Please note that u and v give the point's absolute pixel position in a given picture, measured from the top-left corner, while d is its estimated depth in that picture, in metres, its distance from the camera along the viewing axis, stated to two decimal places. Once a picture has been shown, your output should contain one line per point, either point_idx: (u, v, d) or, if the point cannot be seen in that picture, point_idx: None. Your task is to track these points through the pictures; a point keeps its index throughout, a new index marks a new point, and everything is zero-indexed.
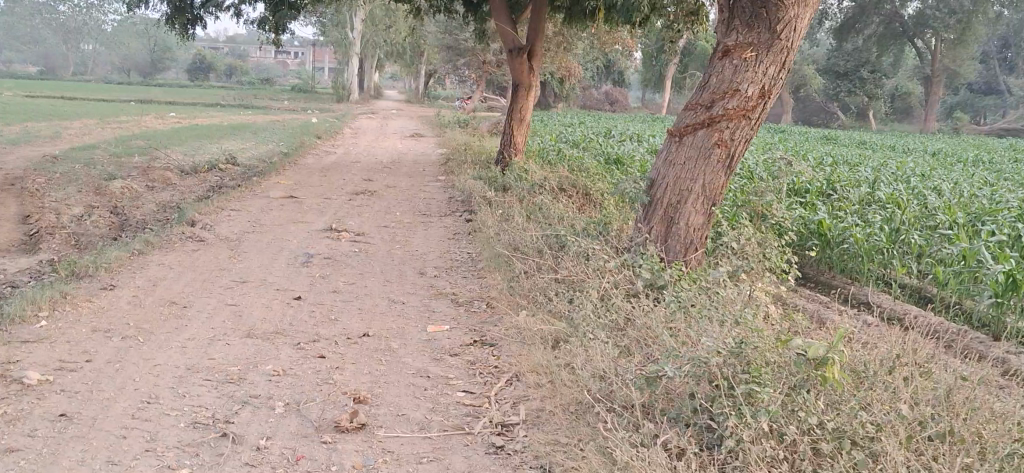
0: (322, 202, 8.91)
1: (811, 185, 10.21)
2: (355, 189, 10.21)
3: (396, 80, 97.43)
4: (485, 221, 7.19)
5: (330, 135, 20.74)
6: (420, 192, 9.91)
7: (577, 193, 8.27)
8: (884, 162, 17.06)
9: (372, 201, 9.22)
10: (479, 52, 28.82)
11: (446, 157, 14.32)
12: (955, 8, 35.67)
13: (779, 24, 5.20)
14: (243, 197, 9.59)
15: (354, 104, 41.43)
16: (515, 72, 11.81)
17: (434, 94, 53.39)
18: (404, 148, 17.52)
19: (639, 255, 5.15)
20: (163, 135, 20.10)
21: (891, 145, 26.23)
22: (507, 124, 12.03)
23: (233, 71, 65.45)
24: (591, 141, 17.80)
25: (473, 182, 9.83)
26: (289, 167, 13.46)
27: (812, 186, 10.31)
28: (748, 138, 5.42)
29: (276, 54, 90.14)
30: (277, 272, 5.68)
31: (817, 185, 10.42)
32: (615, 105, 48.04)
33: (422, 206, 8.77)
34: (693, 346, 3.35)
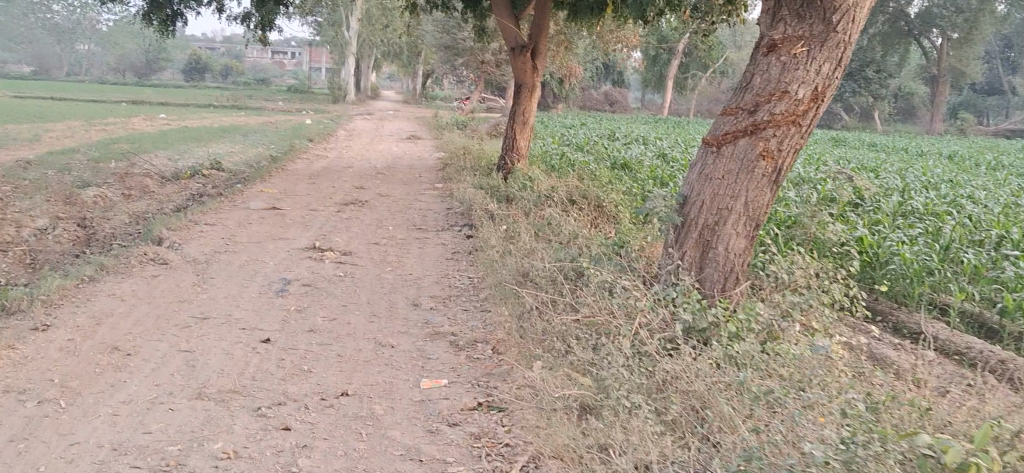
0: (309, 215, 8.13)
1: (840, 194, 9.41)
2: (344, 198, 9.42)
3: (393, 80, 96.68)
4: (488, 239, 6.42)
5: (324, 137, 19.93)
6: (417, 203, 9.11)
7: (589, 205, 7.49)
8: (906, 166, 16.29)
9: (363, 213, 8.41)
10: (477, 51, 28.02)
11: (443, 162, 13.51)
12: (962, 6, 35.00)
13: (835, 12, 4.41)
14: (221, 208, 8.80)
15: (351, 104, 40.61)
16: (517, 72, 11.01)
17: (433, 94, 52.58)
18: (400, 152, 16.73)
19: (673, 289, 4.36)
20: (149, 138, 19.23)
21: (901, 147, 25.50)
22: (509, 127, 11.22)
23: (229, 71, 64.51)
24: (596, 144, 17.01)
25: (475, 190, 9.05)
26: (276, 173, 12.63)
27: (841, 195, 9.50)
28: (797, 148, 4.62)
29: (272, 55, 89.38)
30: (246, 304, 4.87)
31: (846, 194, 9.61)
32: (615, 105, 47.26)
33: (417, 219, 7.98)
34: (777, 454, 2.63)
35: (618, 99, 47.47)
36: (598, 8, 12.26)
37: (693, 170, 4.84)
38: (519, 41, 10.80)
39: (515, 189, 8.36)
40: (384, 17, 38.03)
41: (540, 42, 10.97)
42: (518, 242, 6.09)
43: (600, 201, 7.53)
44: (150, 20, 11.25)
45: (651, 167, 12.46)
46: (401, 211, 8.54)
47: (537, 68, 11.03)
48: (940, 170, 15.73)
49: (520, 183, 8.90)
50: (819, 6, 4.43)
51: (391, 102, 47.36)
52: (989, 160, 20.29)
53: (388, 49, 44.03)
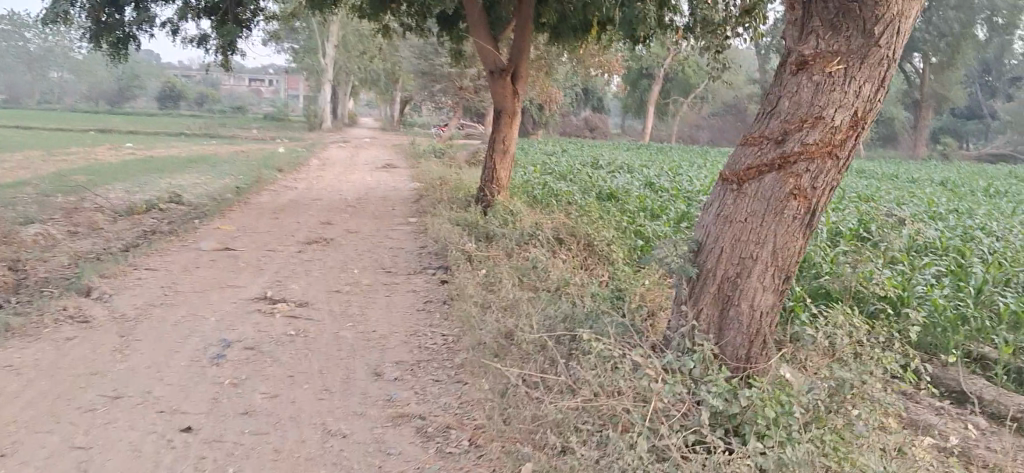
0: (270, 257, 7.30)
1: (846, 230, 8.67)
2: (310, 235, 8.59)
3: (374, 108, 96.16)
4: (465, 288, 5.61)
5: (295, 167, 19.07)
6: (389, 241, 8.30)
7: (577, 244, 6.72)
8: (904, 194, 15.61)
9: (326, 253, 7.57)
10: (455, 77, 27.30)
11: (419, 193, 12.71)
12: (943, 31, 34.29)
13: (878, 21, 3.67)
14: (171, 248, 7.92)
15: (327, 132, 39.81)
16: (497, 97, 10.22)
17: (411, 121, 51.90)
18: (374, 183, 15.89)
19: (691, 359, 3.57)
20: (111, 168, 18.36)
21: (891, 173, 24.82)
22: (488, 157, 10.43)
23: (205, 99, 63.70)
24: (580, 173, 16.26)
25: (451, 227, 8.25)
26: (238, 207, 11.79)
27: (847, 230, 8.76)
28: (833, 185, 3.85)
29: (250, 83, 88.75)
30: (171, 378, 4.02)
31: (852, 228, 8.87)
32: (595, 132, 46.70)
33: (387, 260, 7.16)
34: None
35: (598, 126, 46.93)
36: (583, 30, 11.52)
37: (710, 210, 4.07)
38: (499, 64, 10.03)
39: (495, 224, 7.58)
40: (360, 43, 37.26)
41: (521, 65, 10.22)
42: (501, 293, 5.29)
43: (591, 239, 6.75)
44: (99, 44, 10.38)
45: (640, 199, 11.71)
46: (370, 250, 7.73)
47: (518, 93, 10.25)
48: (940, 197, 15.04)
49: (500, 219, 8.11)
50: (860, 15, 3.68)
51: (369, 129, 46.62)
52: (983, 186, 19.66)
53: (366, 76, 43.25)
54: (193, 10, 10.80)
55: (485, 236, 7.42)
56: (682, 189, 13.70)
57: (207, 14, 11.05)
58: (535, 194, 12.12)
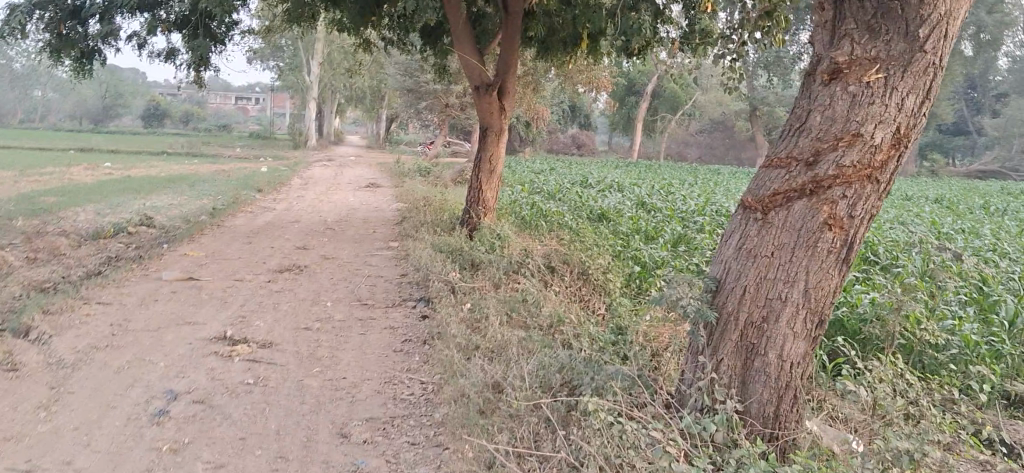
0: (236, 288, 6.69)
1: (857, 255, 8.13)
2: (283, 263, 8.01)
3: (360, 126, 95.84)
4: (448, 327, 5.05)
5: (276, 187, 18.46)
6: (367, 268, 7.71)
7: (570, 274, 6.17)
8: (903, 212, 15.17)
9: (297, 283, 6.97)
10: (441, 95, 26.81)
11: (402, 215, 12.13)
12: None
13: (924, 21, 3.15)
14: (130, 277, 7.31)
15: (312, 151, 39.23)
16: (482, 114, 9.67)
17: (397, 139, 51.39)
18: (357, 203, 15.31)
19: (712, 425, 3.02)
20: (84, 189, 17.69)
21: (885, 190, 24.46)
22: (475, 177, 9.87)
23: (190, 118, 63.02)
24: (569, 193, 15.74)
25: (433, 253, 7.68)
26: (212, 230, 11.17)
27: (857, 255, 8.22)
28: (872, 213, 3.31)
29: (236, 102, 88.25)
30: (100, 443, 3.42)
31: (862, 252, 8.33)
32: (583, 149, 46.29)
33: (364, 291, 6.58)
34: None
35: (585, 143, 46.53)
36: (573, 43, 11.02)
37: (729, 243, 3.52)
38: (485, 78, 9.48)
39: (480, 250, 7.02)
40: (345, 60, 36.73)
41: (508, 80, 9.69)
42: (488, 335, 4.72)
43: (584, 269, 6.20)
44: (61, 59, 9.80)
45: (633, 221, 11.18)
46: (346, 279, 7.14)
47: (504, 109, 9.72)
48: (941, 217, 14.59)
49: (486, 245, 7.55)
50: (901, 15, 3.17)
51: (354, 147, 46.09)
52: (979, 203, 19.35)
53: (351, 93, 42.70)
54: (162, 24, 10.24)
55: (469, 264, 6.86)
56: (675, 208, 13.18)
57: (178, 28, 10.49)
58: (524, 216, 11.57)
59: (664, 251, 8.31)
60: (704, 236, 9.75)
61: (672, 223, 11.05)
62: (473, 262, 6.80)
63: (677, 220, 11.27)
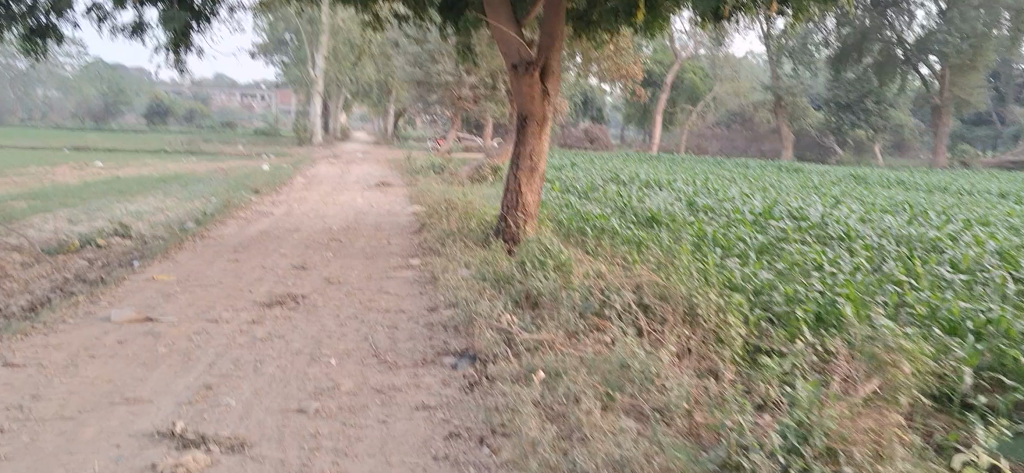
0: (213, 335, 4.90)
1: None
2: (277, 292, 6.20)
3: (367, 121, 94.28)
4: (525, 421, 3.30)
5: (275, 188, 16.67)
6: (385, 299, 5.90)
7: (675, 323, 4.43)
8: (978, 211, 13.60)
9: (289, 325, 5.16)
10: (454, 86, 25.04)
11: (420, 221, 10.31)
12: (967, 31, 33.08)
13: None
14: (69, 312, 5.50)
15: (316, 148, 37.36)
16: (521, 99, 7.85)
17: (404, 135, 49.60)
18: (367, 206, 13.53)
19: None
20: (63, 192, 15.78)
21: (928, 185, 23.08)
22: (513, 176, 8.07)
23: (194, 115, 61.12)
24: (606, 191, 14.02)
25: (472, 278, 5.94)
26: (195, 242, 9.34)
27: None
28: None
29: (241, 98, 86.69)
30: None
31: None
32: (599, 143, 44.56)
33: (385, 340, 4.78)
34: None
35: (599, 137, 44.74)
36: (626, 14, 9.27)
37: None
38: (525, 55, 7.70)
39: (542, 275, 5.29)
40: (354, 51, 35.08)
41: (552, 58, 7.89)
42: (591, 448, 2.99)
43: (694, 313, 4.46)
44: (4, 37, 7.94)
45: (697, 230, 9.45)
46: (360, 317, 5.34)
47: (548, 95, 7.91)
48: (1021, 215, 13.01)
49: (545, 269, 5.82)
50: None
51: (360, 143, 44.31)
52: None
53: (357, 86, 40.94)
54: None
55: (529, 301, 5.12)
56: (736, 209, 11.46)
57: (152, 0, 8.68)
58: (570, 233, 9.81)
59: (763, 271, 6.62)
60: (795, 247, 8.04)
61: (743, 229, 9.33)
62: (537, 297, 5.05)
63: (746, 226, 9.55)
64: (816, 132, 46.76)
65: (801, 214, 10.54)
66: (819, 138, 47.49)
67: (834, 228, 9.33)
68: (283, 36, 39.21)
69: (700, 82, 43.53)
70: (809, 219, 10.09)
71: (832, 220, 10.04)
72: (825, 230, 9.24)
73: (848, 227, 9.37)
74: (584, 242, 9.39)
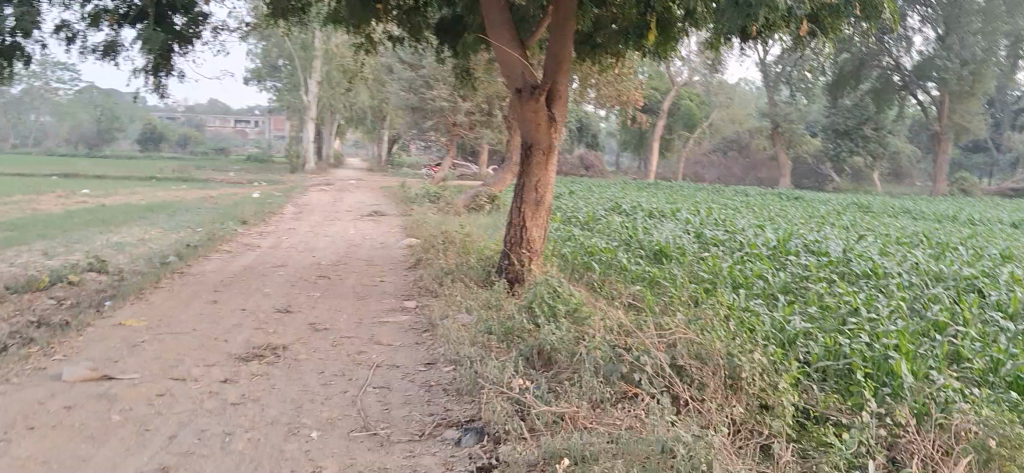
0: (179, 397, 4.24)
1: None
2: (256, 341, 5.54)
3: (361, 147, 93.96)
4: None
5: (264, 217, 16.03)
6: (375, 351, 5.25)
7: (717, 391, 3.80)
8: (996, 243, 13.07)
9: (268, 386, 4.50)
10: (449, 113, 24.50)
11: (414, 257, 9.67)
12: (966, 57, 32.67)
13: None
14: (18, 366, 4.83)
15: (309, 174, 36.76)
16: (525, 127, 7.24)
17: (399, 161, 49.05)
18: (360, 237, 12.90)
19: None
20: (43, 222, 15.10)
21: (932, 214, 22.62)
22: (517, 211, 7.43)
23: (187, 141, 60.55)
24: (610, 222, 13.44)
25: (471, 328, 5.32)
26: (174, 278, 8.68)
27: None
28: None
29: (235, 124, 86.31)
30: None
31: None
32: (595, 170, 44.06)
33: (377, 407, 4.13)
34: None
35: (595, 163, 44.25)
36: (637, 35, 8.70)
37: None
38: (530, 79, 7.10)
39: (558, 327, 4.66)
40: (348, 77, 34.60)
41: (559, 81, 7.26)
42: None
43: (737, 380, 3.85)
44: None
45: (713, 267, 8.85)
46: (350, 375, 4.70)
47: (555, 121, 7.27)
48: None
49: (559, 320, 5.20)
50: None
51: (354, 169, 43.75)
52: None
53: (351, 112, 40.44)
54: (106, 14, 7.83)
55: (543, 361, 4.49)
56: (748, 243, 10.87)
57: (128, 20, 8.08)
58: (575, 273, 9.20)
59: (797, 318, 6.01)
60: (823, 288, 7.43)
61: (762, 266, 8.73)
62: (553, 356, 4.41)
63: (764, 263, 8.96)
64: (813, 159, 46.41)
65: (819, 249, 9.96)
66: (815, 165, 47.14)
67: (858, 265, 8.74)
68: (277, 62, 38.74)
69: (697, 109, 43.06)
70: (830, 255, 9.50)
71: (854, 256, 9.45)
72: (850, 268, 8.64)
73: (873, 264, 8.78)
74: (592, 282, 8.78)
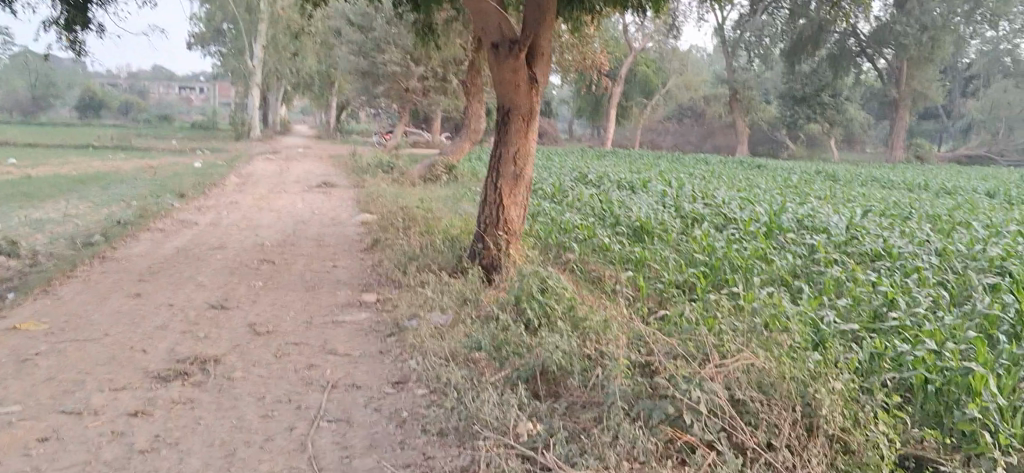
0: (69, 444, 3.19)
1: None
2: (181, 352, 4.47)
3: (309, 115, 91.90)
4: None
5: (204, 189, 14.79)
6: (330, 365, 4.23)
7: (793, 437, 2.90)
8: (983, 215, 12.41)
9: (189, 421, 3.45)
10: (401, 78, 23.31)
11: (372, 236, 8.61)
12: (925, 24, 32.19)
13: None
14: None
15: (255, 142, 35.24)
16: (502, 88, 6.22)
17: (349, 129, 47.62)
18: (309, 212, 11.78)
19: None
20: None
21: (901, 183, 22.00)
22: (492, 187, 6.40)
23: (129, 108, 58.33)
24: (580, 195, 12.55)
25: (447, 339, 4.32)
26: (96, 262, 7.55)
27: None
28: None
29: (179, 90, 83.90)
30: None
31: None
32: (551, 137, 43.08)
33: (331, 455, 3.13)
34: None
35: (550, 130, 43.27)
36: None
37: None
38: (509, 32, 6.07)
39: (567, 341, 3.72)
40: (293, 40, 33.05)
41: (540, 36, 6.28)
42: None
43: (816, 418, 2.97)
44: None
45: (708, 247, 7.96)
46: (300, 402, 3.69)
47: (535, 82, 6.29)
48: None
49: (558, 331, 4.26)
50: None
51: (302, 137, 42.24)
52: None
53: (297, 78, 38.83)
54: None
55: (553, 384, 3.56)
56: (734, 219, 10.00)
57: None
58: (554, 257, 8.24)
59: (830, 315, 5.13)
60: (840, 273, 6.58)
61: (761, 246, 7.86)
62: (567, 379, 3.49)
63: (763, 242, 8.08)
64: (768, 126, 45.84)
65: (814, 224, 9.13)
66: (771, 133, 46.59)
67: (865, 243, 7.92)
68: (221, 25, 37.00)
69: (653, 75, 42.20)
70: (828, 230, 8.66)
71: (857, 231, 8.62)
72: (857, 246, 7.81)
73: (881, 241, 7.96)
74: (571, 267, 7.84)
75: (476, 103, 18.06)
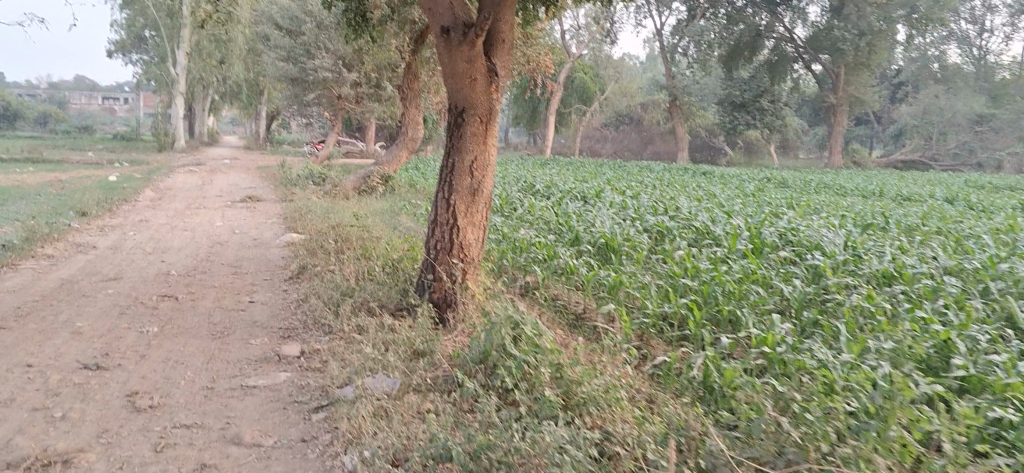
0: None
1: None
2: (19, 446, 3.18)
3: (237, 125, 89.79)
4: None
5: (112, 206, 13.28)
6: (232, 467, 3.02)
7: None
8: (962, 224, 11.60)
9: None
10: (331, 85, 21.92)
11: (299, 261, 7.34)
12: (863, 28, 31.70)
13: None
14: None
15: (179, 153, 33.43)
16: (454, 82, 5.06)
17: (278, 139, 45.91)
18: (230, 232, 10.43)
19: None
20: None
21: (853, 190, 21.34)
22: (443, 203, 5.19)
23: (48, 119, 55.63)
24: (532, 208, 11.44)
25: (396, 435, 3.14)
26: None
27: None
28: None
29: (103, 101, 81.08)
30: None
31: None
32: None
33: None
34: None
35: None
36: None
37: None
38: (462, 12, 4.91)
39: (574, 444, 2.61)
40: (218, 46, 31.35)
41: (500, 19, 5.14)
42: None
43: None
44: None
45: (692, 269, 6.85)
46: None
47: (495, 75, 5.12)
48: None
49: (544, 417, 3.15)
50: None
51: (229, 148, 40.45)
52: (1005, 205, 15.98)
53: (223, 86, 37.04)
54: None
55: None
56: (709, 233, 8.96)
57: None
58: (514, 289, 7.11)
59: (880, 365, 4.06)
60: (862, 303, 5.55)
61: (753, 267, 6.83)
62: None
63: (753, 261, 7.02)
64: (707, 133, 45.40)
65: (802, 239, 8.11)
66: (709, 139, 46.15)
67: (869, 260, 6.94)
68: (142, 32, 35.05)
69: (591, 82, 41.31)
70: (820, 245, 7.65)
71: (854, 247, 7.62)
72: (865, 265, 6.79)
73: (888, 258, 6.98)
74: (537, 299, 6.70)
75: (412, 109, 16.67)
